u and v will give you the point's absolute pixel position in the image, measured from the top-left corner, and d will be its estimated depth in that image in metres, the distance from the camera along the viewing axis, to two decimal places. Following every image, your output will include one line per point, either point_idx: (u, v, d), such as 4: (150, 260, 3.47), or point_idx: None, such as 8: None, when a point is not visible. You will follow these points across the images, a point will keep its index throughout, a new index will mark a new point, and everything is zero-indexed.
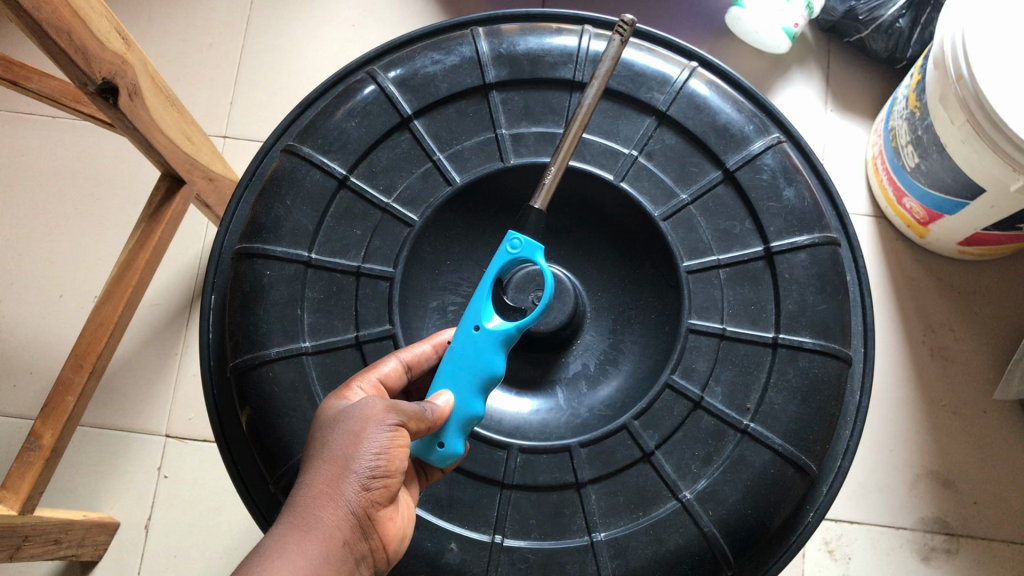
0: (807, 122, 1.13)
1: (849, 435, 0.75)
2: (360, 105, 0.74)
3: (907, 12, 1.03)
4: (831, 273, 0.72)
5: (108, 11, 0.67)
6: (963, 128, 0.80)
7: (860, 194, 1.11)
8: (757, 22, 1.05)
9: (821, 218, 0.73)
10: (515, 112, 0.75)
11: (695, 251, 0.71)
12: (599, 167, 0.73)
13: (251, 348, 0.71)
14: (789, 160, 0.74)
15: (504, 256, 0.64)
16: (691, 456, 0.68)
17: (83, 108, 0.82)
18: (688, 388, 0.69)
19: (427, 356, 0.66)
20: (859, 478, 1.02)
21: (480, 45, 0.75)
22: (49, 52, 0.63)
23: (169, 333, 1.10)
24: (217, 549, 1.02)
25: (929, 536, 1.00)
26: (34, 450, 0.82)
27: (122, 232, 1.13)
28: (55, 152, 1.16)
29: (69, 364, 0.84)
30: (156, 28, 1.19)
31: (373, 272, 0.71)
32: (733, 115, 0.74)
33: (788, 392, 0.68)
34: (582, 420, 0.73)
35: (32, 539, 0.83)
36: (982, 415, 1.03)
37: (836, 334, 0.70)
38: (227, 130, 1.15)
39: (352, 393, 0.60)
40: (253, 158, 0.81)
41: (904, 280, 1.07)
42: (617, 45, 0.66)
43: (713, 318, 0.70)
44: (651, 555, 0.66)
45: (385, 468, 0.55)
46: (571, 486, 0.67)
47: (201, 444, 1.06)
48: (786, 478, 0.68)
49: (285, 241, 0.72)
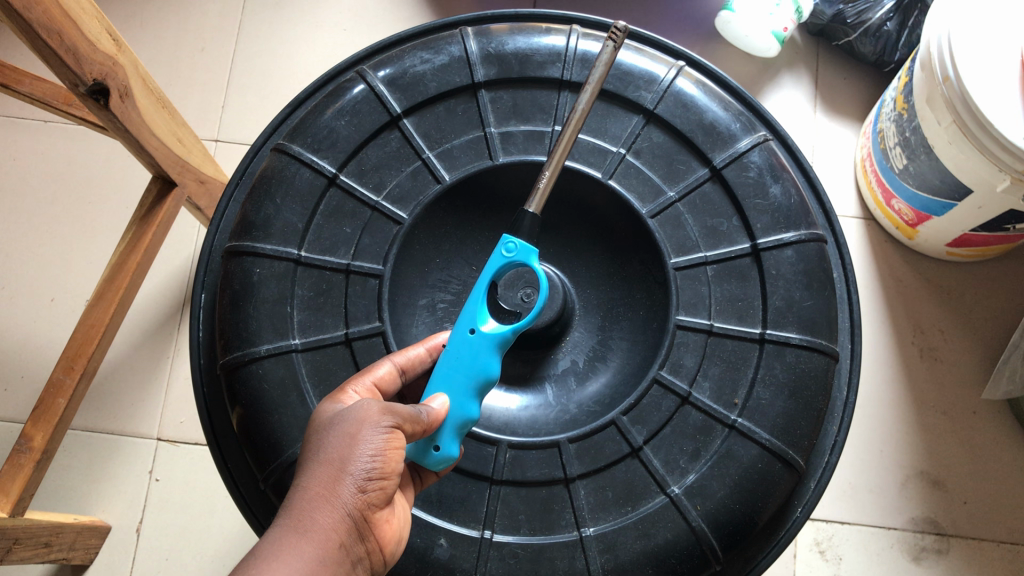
0: (796, 123, 1.15)
1: (836, 431, 0.75)
2: (349, 105, 0.75)
3: (894, 15, 1.04)
4: (818, 270, 0.72)
5: (98, 12, 0.68)
6: (950, 128, 0.81)
7: (849, 195, 1.12)
8: (746, 25, 1.06)
9: (807, 215, 0.74)
10: (504, 110, 0.75)
11: (683, 248, 0.72)
12: (588, 165, 0.74)
13: (241, 345, 0.71)
14: (775, 158, 0.75)
15: (499, 260, 0.64)
16: (679, 452, 0.68)
17: (75, 111, 0.83)
18: (676, 383, 0.69)
19: (421, 359, 0.66)
20: (849, 478, 1.02)
21: (468, 44, 0.76)
22: (40, 53, 0.63)
23: (161, 335, 1.10)
24: (208, 553, 1.02)
25: (919, 536, 1.00)
26: (25, 452, 0.82)
27: (115, 236, 1.13)
28: (48, 156, 1.16)
29: (60, 366, 0.84)
30: (149, 32, 1.20)
31: (363, 270, 0.72)
32: (720, 113, 0.75)
33: (775, 387, 0.69)
34: (571, 416, 0.73)
35: (23, 542, 0.82)
36: (971, 415, 1.03)
37: (823, 330, 0.71)
38: (219, 133, 1.16)
39: (347, 397, 0.61)
40: (243, 157, 0.81)
41: (893, 280, 1.08)
42: (611, 50, 0.68)
43: (700, 314, 0.71)
44: (639, 550, 0.66)
45: (380, 470, 0.55)
46: (560, 481, 0.68)
47: (192, 447, 1.06)
48: (774, 472, 0.68)
49: (275, 239, 0.72)
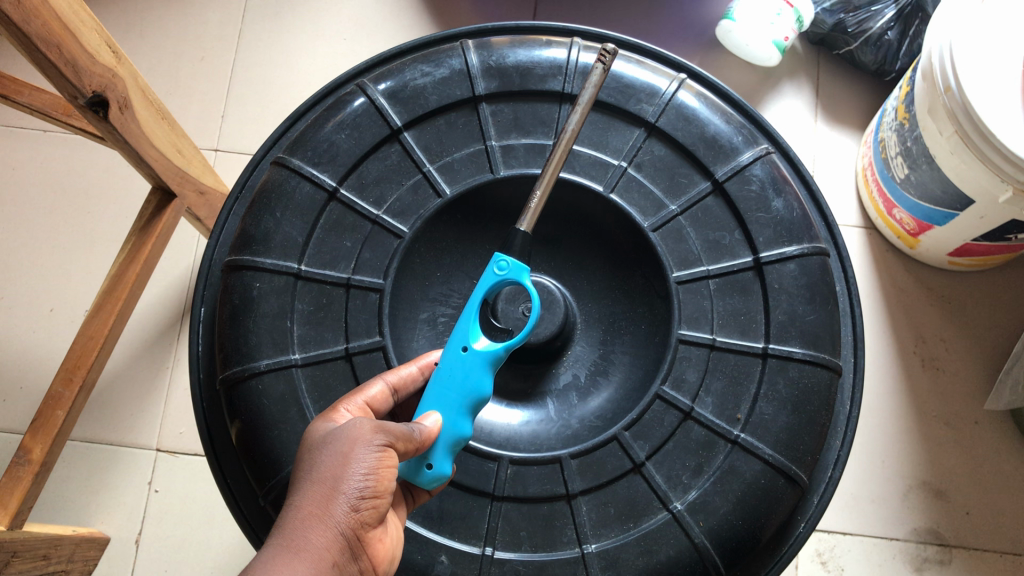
0: (796, 133, 1.14)
1: (840, 445, 0.75)
2: (350, 118, 0.75)
3: (895, 24, 1.05)
4: (821, 284, 0.72)
5: (98, 24, 0.68)
6: (952, 139, 0.80)
7: (849, 204, 1.12)
8: (747, 35, 1.05)
9: (810, 229, 0.74)
10: (505, 124, 0.75)
11: (685, 262, 0.72)
12: (589, 178, 0.73)
13: (240, 360, 0.71)
14: (777, 171, 0.75)
15: (492, 278, 0.64)
16: (682, 467, 0.68)
17: (73, 122, 0.82)
18: (678, 398, 0.68)
19: (414, 378, 0.65)
20: (851, 489, 1.02)
21: (469, 57, 0.76)
22: (38, 65, 0.63)
23: (160, 346, 1.10)
24: (207, 564, 1.01)
25: (921, 547, 0.99)
26: (23, 464, 0.81)
27: (114, 245, 1.13)
28: (47, 165, 1.16)
29: (59, 378, 0.83)
30: (149, 42, 1.20)
31: (363, 284, 0.71)
32: (721, 126, 0.75)
33: (778, 402, 0.68)
34: (572, 431, 0.73)
35: (21, 554, 0.78)
36: (973, 425, 1.03)
37: (826, 345, 0.71)
38: (218, 143, 1.15)
39: (339, 415, 0.60)
40: (243, 171, 0.81)
41: (895, 290, 1.08)
42: (601, 70, 0.68)
43: (702, 328, 0.70)
44: (642, 567, 0.66)
45: (374, 489, 0.54)
46: (561, 497, 0.67)
47: (191, 458, 1.05)
48: (777, 488, 0.67)
49: (275, 253, 0.72)
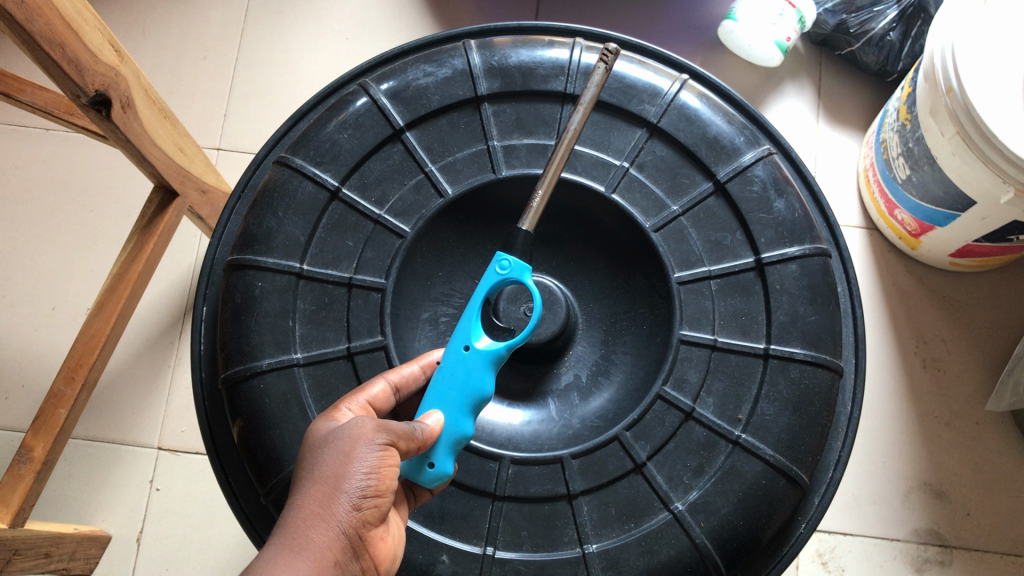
0: (797, 133, 1.14)
1: (840, 446, 0.75)
2: (352, 117, 0.75)
3: (897, 25, 1.05)
4: (822, 285, 0.72)
5: (101, 22, 0.68)
6: (953, 140, 0.80)
7: (851, 205, 1.12)
8: (749, 35, 1.05)
9: (812, 230, 0.74)
10: (507, 124, 0.75)
11: (686, 262, 0.72)
12: (591, 178, 0.73)
13: (242, 360, 0.71)
14: (779, 171, 0.75)
15: (493, 277, 0.64)
16: (682, 468, 0.68)
17: (76, 121, 0.83)
18: (679, 399, 0.68)
19: (416, 377, 0.66)
20: (853, 490, 1.02)
21: (472, 57, 0.76)
22: (42, 65, 0.63)
23: (161, 344, 1.10)
24: (208, 563, 1.02)
25: (922, 548, 1.00)
26: (25, 463, 0.81)
27: (115, 244, 1.13)
28: (50, 163, 1.16)
29: (61, 377, 0.83)
30: (151, 41, 1.20)
31: (366, 283, 0.71)
32: (723, 126, 0.75)
33: (779, 403, 0.68)
34: (573, 431, 0.73)
35: (23, 552, 0.79)
36: (974, 426, 1.03)
37: (828, 346, 0.71)
38: (221, 142, 1.16)
39: (340, 414, 0.60)
40: (245, 170, 0.81)
41: (896, 291, 1.08)
42: (603, 70, 0.68)
43: (704, 329, 0.70)
44: (643, 566, 0.66)
45: (375, 488, 0.54)
46: (563, 497, 0.67)
47: (192, 457, 1.05)
48: (777, 488, 0.68)
49: (277, 252, 0.72)
